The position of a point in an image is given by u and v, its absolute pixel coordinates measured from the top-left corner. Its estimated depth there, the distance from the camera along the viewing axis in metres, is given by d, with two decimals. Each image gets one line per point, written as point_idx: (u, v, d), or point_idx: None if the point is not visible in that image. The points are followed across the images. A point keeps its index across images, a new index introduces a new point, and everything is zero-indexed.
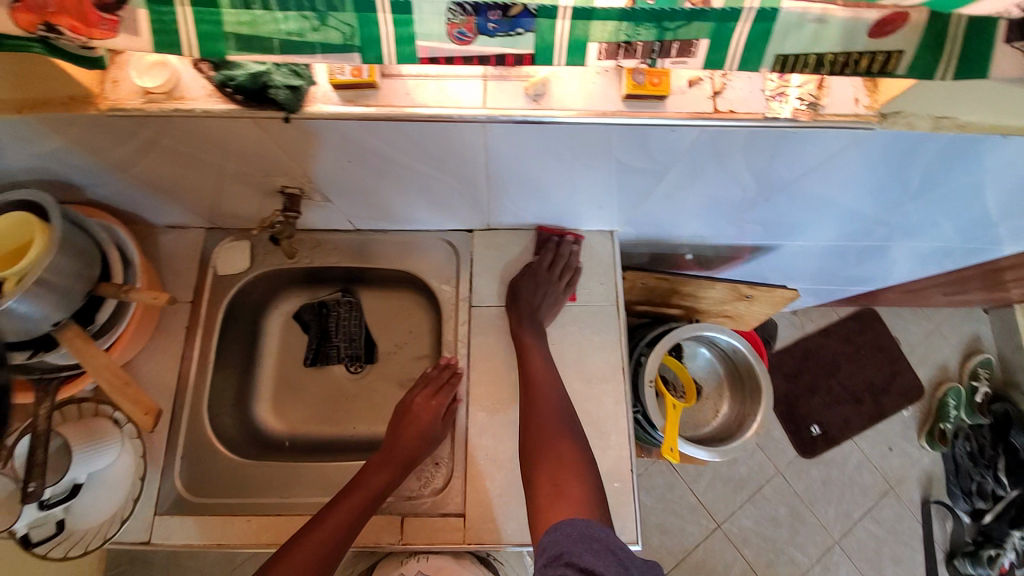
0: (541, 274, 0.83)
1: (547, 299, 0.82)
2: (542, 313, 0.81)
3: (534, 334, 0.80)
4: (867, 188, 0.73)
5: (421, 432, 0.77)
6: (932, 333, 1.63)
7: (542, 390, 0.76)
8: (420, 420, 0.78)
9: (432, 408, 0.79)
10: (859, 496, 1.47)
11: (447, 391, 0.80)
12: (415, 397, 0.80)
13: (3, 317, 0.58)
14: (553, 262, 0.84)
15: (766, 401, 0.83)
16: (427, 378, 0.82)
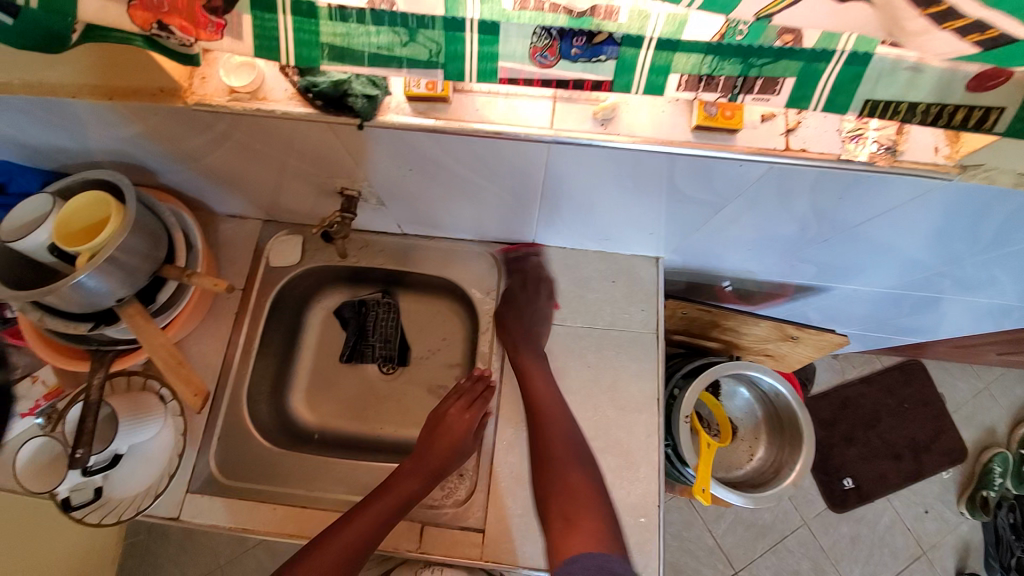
0: (521, 299, 0.84)
1: (533, 318, 0.82)
2: (535, 332, 0.82)
3: (535, 356, 0.80)
4: (934, 239, 0.69)
5: (455, 444, 0.76)
6: (982, 393, 1.52)
7: (553, 411, 0.76)
8: (454, 432, 0.77)
9: (465, 422, 0.78)
10: (891, 560, 1.38)
11: (479, 405, 0.80)
12: (450, 407, 0.80)
13: (74, 290, 0.62)
14: (526, 282, 0.85)
15: (808, 449, 0.78)
16: (461, 389, 0.82)
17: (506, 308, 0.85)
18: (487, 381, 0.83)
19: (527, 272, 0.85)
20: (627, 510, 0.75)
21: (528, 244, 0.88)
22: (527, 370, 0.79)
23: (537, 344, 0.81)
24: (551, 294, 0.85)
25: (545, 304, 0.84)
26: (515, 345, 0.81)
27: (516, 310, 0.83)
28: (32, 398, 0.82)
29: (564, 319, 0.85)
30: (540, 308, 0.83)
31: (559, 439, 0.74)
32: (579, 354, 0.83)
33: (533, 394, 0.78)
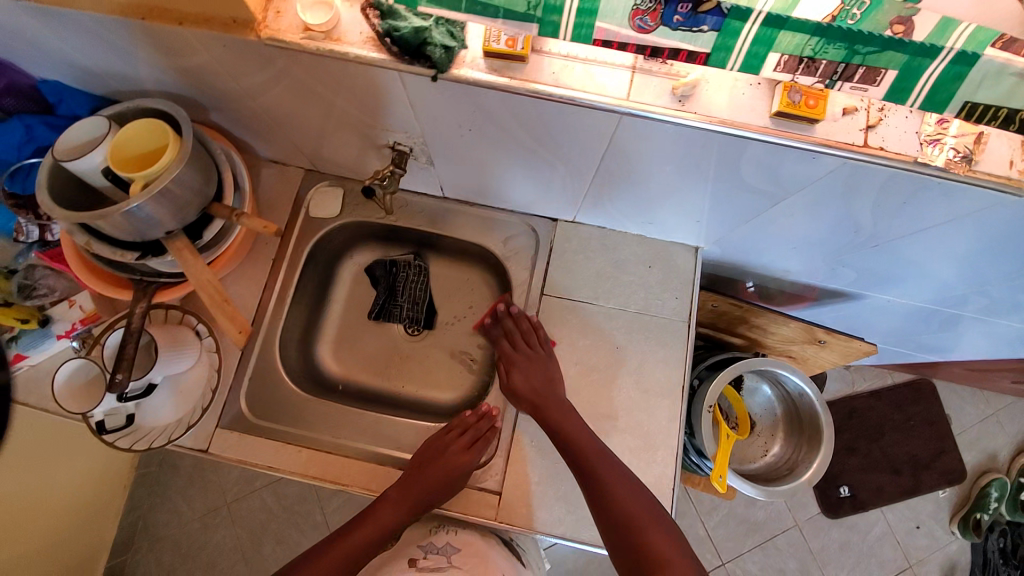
0: (517, 357, 0.81)
1: (540, 376, 0.78)
2: (549, 389, 0.77)
3: (563, 411, 0.76)
4: (987, 256, 0.67)
5: (441, 479, 0.74)
6: (989, 419, 1.52)
7: (592, 449, 0.73)
8: (447, 467, 0.74)
9: (462, 458, 0.75)
10: (876, 569, 1.42)
11: (480, 445, 0.78)
12: (450, 442, 0.77)
13: (127, 217, 0.62)
14: (517, 339, 0.82)
15: (827, 448, 0.79)
16: (464, 424, 0.80)
17: (510, 374, 0.80)
18: (493, 420, 0.80)
19: (517, 330, 0.83)
20: None
21: (570, 221, 0.87)
22: (557, 425, 0.74)
23: (560, 400, 0.77)
24: (547, 340, 0.82)
25: (547, 351, 0.81)
26: (540, 400, 0.76)
27: (521, 368, 0.80)
28: (69, 321, 0.83)
29: (598, 299, 0.85)
30: (551, 360, 0.80)
31: (610, 472, 0.71)
32: (609, 334, 0.83)
33: (564, 430, 0.74)
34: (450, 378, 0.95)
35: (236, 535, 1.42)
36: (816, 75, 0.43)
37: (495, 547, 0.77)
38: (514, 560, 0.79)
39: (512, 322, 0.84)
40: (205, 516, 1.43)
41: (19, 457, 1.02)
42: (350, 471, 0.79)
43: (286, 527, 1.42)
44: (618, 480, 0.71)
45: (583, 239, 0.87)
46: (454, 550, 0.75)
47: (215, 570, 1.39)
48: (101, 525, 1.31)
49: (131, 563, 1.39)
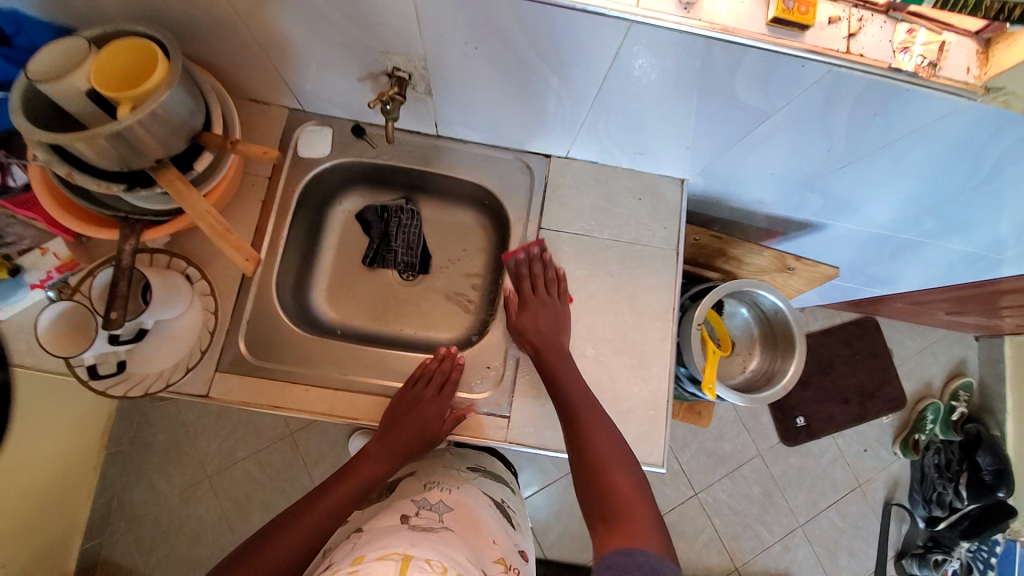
0: (533, 301, 0.83)
1: (550, 320, 0.81)
2: (554, 337, 0.80)
3: (561, 357, 0.79)
4: (938, 168, 0.75)
5: (419, 433, 0.80)
6: (923, 351, 1.69)
7: (579, 404, 0.75)
8: (422, 417, 0.80)
9: (439, 411, 0.80)
10: (829, 489, 1.58)
11: (446, 385, 0.82)
12: (418, 393, 0.81)
13: (116, 140, 0.58)
14: (539, 284, 0.85)
15: (799, 355, 0.89)
16: (427, 372, 0.83)
17: (523, 314, 0.83)
18: (454, 360, 0.84)
19: (537, 276, 0.86)
20: (640, 406, 0.83)
21: (563, 157, 0.90)
22: (552, 366, 0.78)
23: (561, 346, 0.80)
24: (565, 294, 0.84)
25: (562, 304, 0.83)
26: (540, 344, 0.79)
27: (532, 311, 0.82)
28: (44, 269, 0.80)
29: (593, 231, 0.88)
30: (563, 311, 0.83)
31: (598, 427, 0.74)
32: (604, 264, 0.87)
33: (558, 390, 0.76)
34: (449, 319, 0.97)
35: (221, 507, 1.38)
36: None
37: (485, 507, 0.74)
38: (501, 520, 0.76)
39: (537, 267, 0.86)
40: (185, 490, 1.38)
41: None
42: (360, 406, 0.81)
43: (273, 494, 1.40)
44: (606, 440, 0.73)
45: (575, 174, 0.90)
46: (446, 508, 0.69)
47: (201, 543, 1.36)
48: (77, 505, 1.24)
49: (109, 542, 1.34)
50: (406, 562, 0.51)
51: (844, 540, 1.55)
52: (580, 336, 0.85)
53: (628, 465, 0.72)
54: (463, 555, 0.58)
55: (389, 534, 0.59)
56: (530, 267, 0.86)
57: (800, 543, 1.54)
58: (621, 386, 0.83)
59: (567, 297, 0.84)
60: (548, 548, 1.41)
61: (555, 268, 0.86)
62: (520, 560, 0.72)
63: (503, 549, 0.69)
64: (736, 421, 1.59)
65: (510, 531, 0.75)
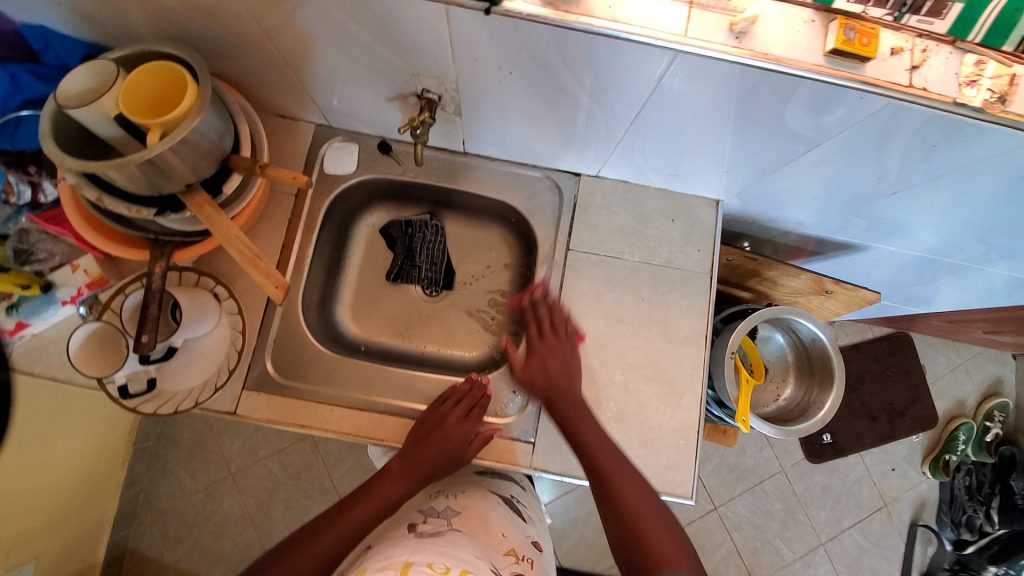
0: (541, 346, 0.80)
1: (560, 362, 0.79)
2: (565, 382, 0.77)
3: (574, 406, 0.76)
4: (997, 198, 0.70)
5: (444, 457, 0.76)
6: (959, 368, 1.62)
7: (594, 444, 0.73)
8: (447, 441, 0.77)
9: (462, 432, 0.78)
10: (855, 507, 1.53)
11: (476, 413, 0.80)
12: (446, 414, 0.79)
13: (147, 168, 0.58)
14: (545, 327, 0.81)
15: (838, 389, 0.85)
16: (457, 395, 0.81)
17: (530, 360, 0.81)
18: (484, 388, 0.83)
19: (543, 319, 0.82)
20: (668, 435, 0.80)
21: (593, 175, 0.87)
22: (567, 413, 0.75)
23: (573, 392, 0.77)
24: (574, 334, 0.81)
25: (572, 345, 0.80)
26: (551, 391, 0.77)
27: (541, 357, 0.80)
28: (73, 286, 0.80)
29: (623, 252, 0.85)
30: (573, 352, 0.80)
31: (609, 454, 0.73)
32: (634, 287, 0.84)
33: (578, 435, 0.74)
34: (472, 337, 0.96)
35: (243, 506, 1.40)
36: (887, 8, 0.50)
37: (494, 505, 0.76)
38: (512, 517, 0.77)
39: (546, 311, 0.82)
40: (208, 488, 1.41)
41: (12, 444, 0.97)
42: (386, 427, 0.81)
43: (293, 494, 1.41)
44: (627, 482, 0.71)
45: (606, 194, 0.87)
46: (454, 513, 0.72)
47: (224, 540, 1.38)
48: (106, 499, 1.28)
49: (136, 539, 1.37)
50: (407, 569, 0.53)
51: (868, 559, 1.51)
52: (606, 361, 0.82)
53: (647, 494, 0.71)
54: (467, 552, 0.60)
55: (395, 544, 0.60)
56: (536, 312, 0.83)
57: (822, 561, 1.50)
58: (648, 414, 0.81)
59: (579, 336, 0.82)
60: (565, 556, 1.40)
61: (562, 310, 0.82)
62: (533, 552, 0.73)
63: (512, 540, 0.71)
64: (759, 436, 1.55)
65: (523, 527, 0.77)
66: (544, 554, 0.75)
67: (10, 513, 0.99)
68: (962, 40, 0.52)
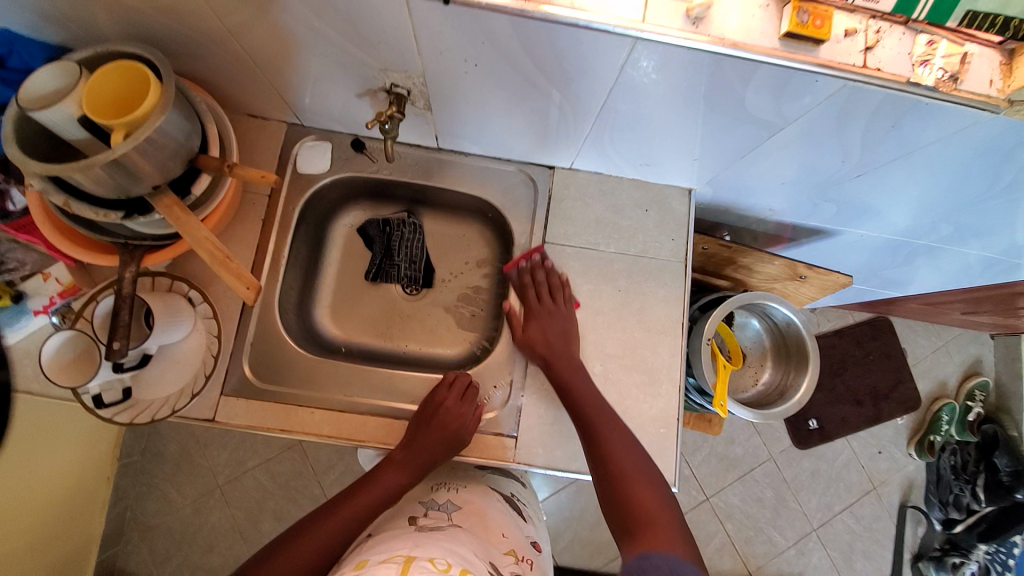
0: (540, 309, 0.82)
1: (558, 328, 0.80)
2: (563, 345, 0.79)
3: (570, 367, 0.78)
4: (957, 177, 0.72)
5: (442, 440, 0.76)
6: (939, 350, 1.65)
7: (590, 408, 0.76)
8: (447, 426, 0.76)
9: (459, 412, 0.78)
10: (843, 491, 1.55)
11: (470, 398, 0.80)
12: (443, 399, 0.79)
13: (113, 168, 0.57)
14: (543, 292, 0.83)
15: (813, 370, 0.86)
16: (453, 381, 0.81)
17: (527, 325, 0.82)
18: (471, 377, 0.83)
19: (540, 284, 0.84)
20: (650, 422, 0.81)
21: (568, 167, 0.88)
22: (565, 376, 0.77)
23: (565, 375, 0.78)
24: (571, 299, 0.83)
25: (568, 310, 0.82)
26: (547, 352, 0.79)
27: (538, 320, 0.82)
28: (47, 295, 0.79)
29: (599, 243, 0.86)
30: (570, 319, 0.82)
31: (614, 435, 0.74)
32: (612, 277, 0.85)
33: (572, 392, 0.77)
34: (453, 333, 0.96)
35: (232, 516, 1.38)
36: None
37: (495, 501, 0.77)
38: (513, 516, 0.77)
39: (541, 275, 0.84)
40: (196, 501, 1.38)
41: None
42: (367, 427, 0.80)
43: (284, 503, 1.40)
44: (621, 447, 0.73)
45: (581, 186, 0.88)
46: (454, 507, 0.72)
47: (213, 552, 1.36)
48: (91, 516, 1.25)
49: (122, 554, 1.34)
50: (408, 563, 0.52)
51: (859, 543, 1.53)
52: (586, 353, 0.83)
53: (637, 456, 0.74)
54: (468, 550, 0.59)
55: (393, 538, 0.60)
56: (533, 275, 0.84)
57: (813, 547, 1.52)
58: (630, 403, 0.81)
59: (574, 302, 0.83)
60: (560, 553, 1.40)
61: (559, 274, 0.84)
62: (533, 552, 0.73)
63: (514, 540, 0.71)
64: (747, 425, 1.57)
65: (523, 526, 0.77)
66: (543, 554, 0.75)
67: None
68: (912, 19, 0.53)
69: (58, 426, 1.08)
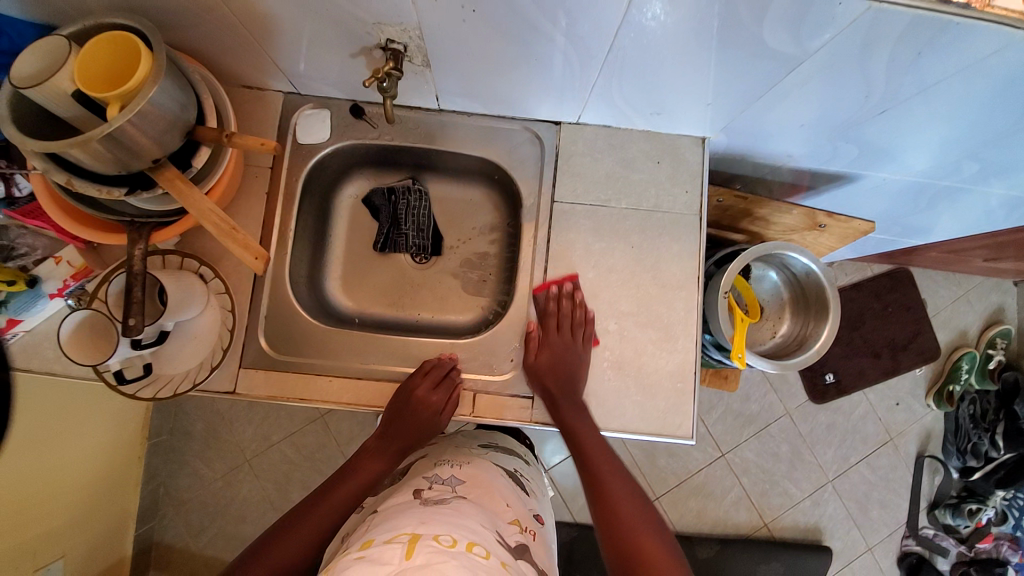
0: (555, 340, 0.79)
1: (570, 362, 0.78)
2: (572, 386, 0.78)
3: (573, 408, 0.77)
4: (988, 110, 0.68)
5: (421, 426, 0.82)
6: (960, 299, 1.61)
7: (604, 464, 0.78)
8: (421, 414, 0.79)
9: (433, 403, 0.79)
10: (860, 443, 1.56)
11: (446, 386, 0.80)
12: (416, 387, 0.79)
13: (111, 143, 0.56)
14: (563, 321, 0.79)
15: (833, 319, 0.85)
16: (426, 369, 0.81)
17: (540, 353, 0.80)
18: (454, 360, 0.82)
19: (563, 313, 0.80)
20: (666, 378, 0.81)
21: (574, 122, 0.85)
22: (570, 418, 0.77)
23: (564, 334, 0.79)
24: (590, 338, 0.80)
25: (585, 348, 0.80)
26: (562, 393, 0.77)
27: (551, 353, 0.79)
28: (59, 278, 0.79)
29: (609, 200, 0.84)
30: (581, 356, 0.79)
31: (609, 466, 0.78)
32: (623, 235, 0.83)
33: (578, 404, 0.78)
34: (465, 299, 0.96)
35: (261, 489, 1.43)
36: None
37: (498, 476, 0.77)
38: (515, 489, 0.78)
39: (554, 303, 0.81)
40: (226, 475, 1.44)
41: (21, 439, 0.97)
42: (385, 393, 0.82)
43: (309, 474, 1.44)
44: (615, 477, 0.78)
45: (588, 141, 0.85)
46: (458, 481, 0.73)
47: (246, 523, 1.42)
48: (126, 494, 1.31)
49: (160, 527, 1.41)
50: (414, 543, 0.54)
51: (875, 493, 1.54)
52: (601, 312, 0.82)
53: (627, 481, 0.78)
54: (474, 521, 0.61)
55: (399, 514, 0.62)
56: (558, 303, 0.80)
57: (829, 498, 1.53)
58: (645, 360, 0.81)
59: (594, 340, 0.80)
60: (578, 512, 1.44)
61: (585, 309, 0.81)
62: (535, 524, 0.75)
63: (517, 510, 0.73)
64: (762, 382, 1.56)
65: (525, 500, 0.78)
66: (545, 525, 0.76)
67: (30, 512, 1.02)
68: None
69: (85, 409, 1.12)
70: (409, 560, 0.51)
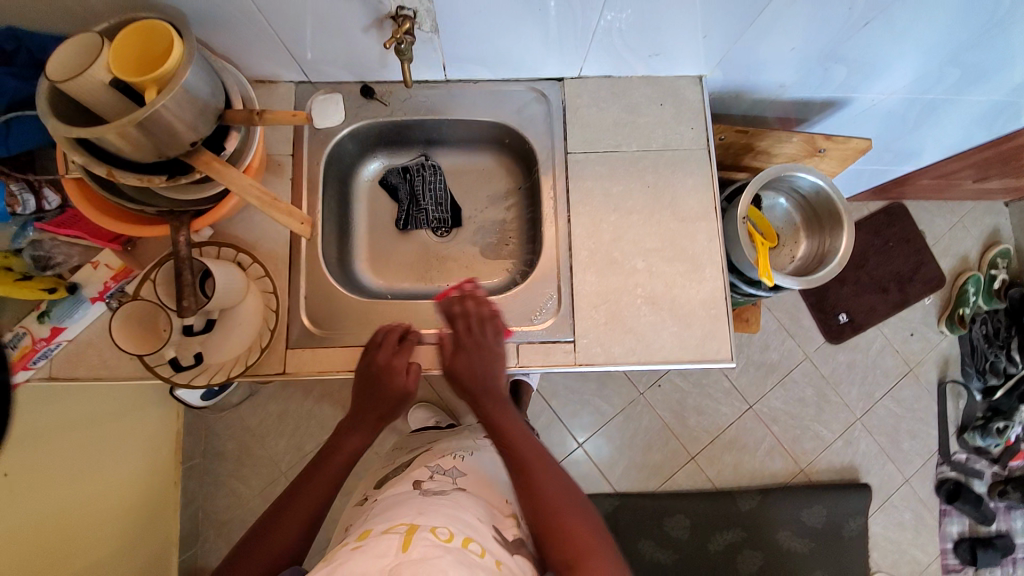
0: (468, 342, 0.77)
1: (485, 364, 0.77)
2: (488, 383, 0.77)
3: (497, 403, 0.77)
4: (964, 6, 0.72)
5: (393, 398, 0.78)
6: (956, 226, 1.66)
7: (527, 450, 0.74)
8: (389, 380, 0.77)
9: (398, 366, 0.77)
10: (882, 377, 1.59)
11: (406, 352, 0.79)
12: (380, 357, 0.78)
13: (153, 125, 0.59)
14: (473, 322, 0.78)
15: (850, 227, 0.89)
16: (384, 341, 0.79)
17: (455, 355, 0.77)
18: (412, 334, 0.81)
19: (471, 313, 0.79)
20: (699, 306, 0.83)
21: (576, 78, 0.89)
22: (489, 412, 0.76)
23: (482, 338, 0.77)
24: (501, 330, 0.79)
25: (499, 343, 0.78)
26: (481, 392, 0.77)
27: (468, 354, 0.77)
28: (99, 281, 0.81)
29: (619, 145, 0.87)
30: (496, 354, 0.78)
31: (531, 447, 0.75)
32: (638, 175, 0.86)
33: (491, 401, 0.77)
34: (490, 264, 0.98)
35: None
36: None
37: (496, 467, 0.83)
38: None
39: (471, 303, 0.79)
40: (265, 490, 1.42)
41: (54, 457, 0.99)
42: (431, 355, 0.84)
43: None
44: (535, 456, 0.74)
45: (590, 95, 0.89)
46: (459, 474, 0.78)
47: None
48: (168, 520, 1.31)
49: (203, 551, 1.39)
50: (412, 535, 0.58)
51: (904, 424, 1.57)
52: (628, 253, 0.84)
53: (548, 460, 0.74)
54: (472, 515, 0.66)
55: (400, 505, 0.66)
56: (464, 303, 0.80)
57: (860, 435, 1.56)
58: (676, 292, 0.84)
59: (504, 332, 0.82)
60: (618, 481, 1.50)
61: (488, 305, 0.80)
62: None
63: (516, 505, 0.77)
64: (779, 329, 1.59)
65: None
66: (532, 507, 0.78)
67: (69, 537, 1.01)
68: None
69: (113, 434, 1.13)
70: (404, 553, 0.54)
